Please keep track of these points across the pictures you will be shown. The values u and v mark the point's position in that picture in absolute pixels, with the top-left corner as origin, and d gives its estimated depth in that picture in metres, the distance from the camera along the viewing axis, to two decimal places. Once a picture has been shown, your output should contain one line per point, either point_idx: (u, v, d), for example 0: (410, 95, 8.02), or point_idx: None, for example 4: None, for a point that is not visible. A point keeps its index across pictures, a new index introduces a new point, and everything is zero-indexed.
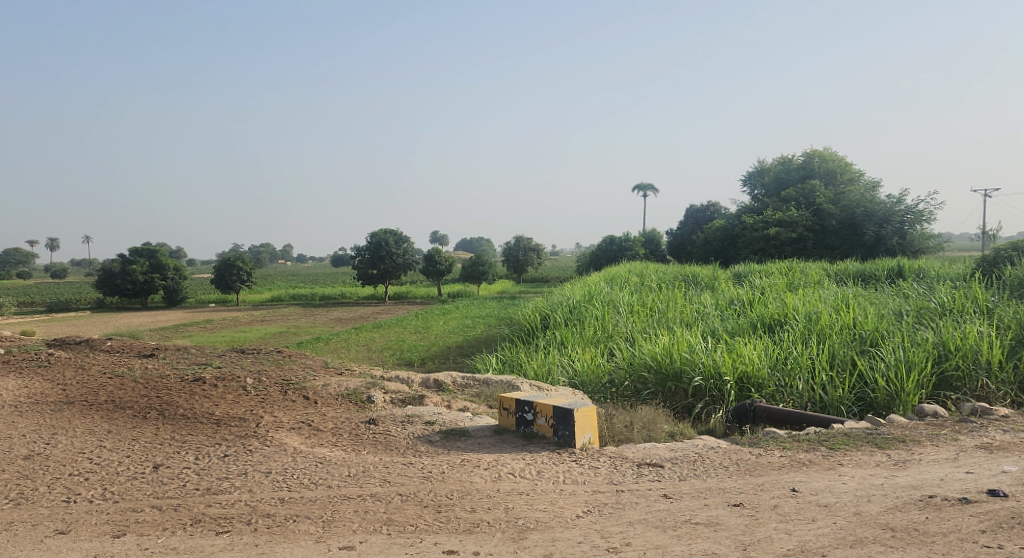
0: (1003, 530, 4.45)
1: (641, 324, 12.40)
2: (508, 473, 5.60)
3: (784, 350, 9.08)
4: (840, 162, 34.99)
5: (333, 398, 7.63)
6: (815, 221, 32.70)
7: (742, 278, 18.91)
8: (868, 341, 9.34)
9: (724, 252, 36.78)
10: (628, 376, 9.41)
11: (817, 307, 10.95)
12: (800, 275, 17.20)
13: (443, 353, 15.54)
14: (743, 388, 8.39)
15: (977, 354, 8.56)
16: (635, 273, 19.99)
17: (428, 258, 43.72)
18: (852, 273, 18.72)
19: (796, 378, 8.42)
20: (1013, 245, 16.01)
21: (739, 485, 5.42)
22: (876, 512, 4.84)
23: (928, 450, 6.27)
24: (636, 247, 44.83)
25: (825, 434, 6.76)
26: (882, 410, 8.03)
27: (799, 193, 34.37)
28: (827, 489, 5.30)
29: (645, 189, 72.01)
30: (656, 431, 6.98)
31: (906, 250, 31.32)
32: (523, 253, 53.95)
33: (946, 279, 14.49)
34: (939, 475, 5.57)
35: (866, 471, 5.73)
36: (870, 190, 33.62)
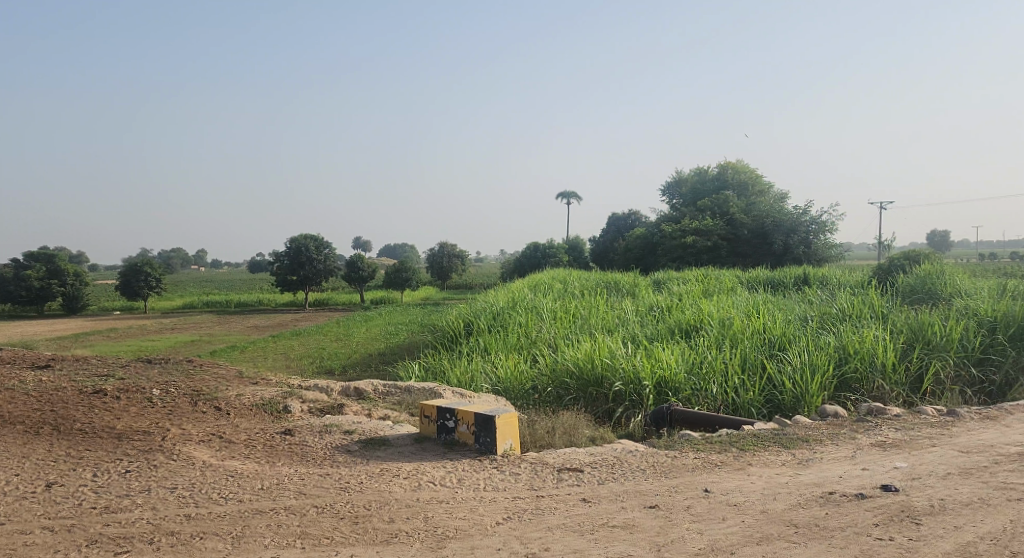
0: (894, 523, 4.73)
1: (564, 331, 12.55)
2: (428, 482, 5.56)
3: (700, 354, 9.37)
4: (751, 175, 36.51)
5: (247, 409, 7.38)
6: (728, 231, 33.98)
7: (660, 285, 19.43)
8: (776, 345, 9.75)
9: (644, 260, 37.73)
10: (549, 382, 9.51)
11: (729, 313, 11.36)
12: (715, 282, 17.84)
13: (365, 361, 15.28)
14: (660, 393, 8.62)
15: (873, 357, 9.08)
16: (558, 280, 20.25)
17: (350, 264, 43.03)
18: (763, 280, 19.53)
19: (710, 382, 8.69)
20: (905, 256, 17.08)
21: (655, 487, 5.56)
22: (781, 509, 5.06)
23: (829, 449, 6.60)
24: (560, 254, 45.51)
25: (737, 435, 7.02)
26: (789, 411, 8.39)
27: (713, 203, 35.58)
28: (736, 489, 5.50)
29: (570, 197, 72.68)
30: (577, 436, 7.08)
31: (811, 259, 32.92)
32: (448, 260, 53.68)
33: (846, 287, 15.31)
34: (839, 472, 5.87)
35: (773, 470, 5.98)
36: (779, 201, 35.19)
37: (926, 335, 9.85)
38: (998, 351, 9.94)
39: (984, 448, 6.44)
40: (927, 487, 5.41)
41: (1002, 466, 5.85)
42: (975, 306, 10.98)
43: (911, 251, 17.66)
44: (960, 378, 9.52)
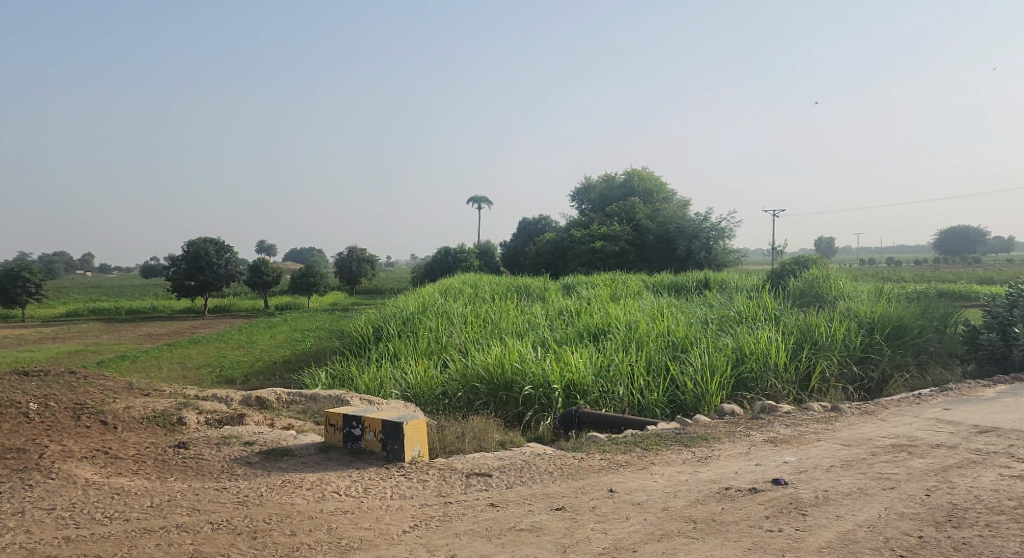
0: (784, 515, 4.97)
1: (475, 335, 12.54)
2: (332, 492, 5.42)
3: (607, 357, 9.58)
4: (656, 182, 37.69)
5: (137, 422, 6.99)
6: (634, 235, 35.02)
7: (569, 290, 19.77)
8: (679, 347, 10.10)
9: (554, 265, 38.25)
10: (460, 387, 9.47)
11: (635, 316, 11.68)
12: (622, 286, 18.32)
13: (269, 369, 14.78)
14: (569, 396, 8.75)
15: (767, 357, 9.56)
16: (468, 284, 20.23)
17: (254, 269, 41.56)
18: (667, 284, 20.21)
19: (616, 384, 8.89)
20: (795, 261, 18.10)
21: (561, 489, 5.64)
22: (682, 506, 5.23)
23: (726, 446, 6.89)
24: (471, 258, 45.57)
25: (641, 436, 7.21)
26: (690, 411, 8.69)
27: (620, 209, 36.45)
28: (640, 488, 5.65)
29: (480, 202, 72.97)
30: (486, 441, 7.09)
31: (711, 264, 34.31)
32: (357, 265, 52.72)
33: (743, 290, 16.07)
34: (735, 468, 6.13)
35: (675, 469, 6.18)
36: (682, 208, 36.52)
37: (813, 335, 10.47)
38: (875, 349, 10.72)
39: (863, 441, 6.89)
40: (814, 480, 5.72)
41: (878, 457, 6.28)
42: (856, 308, 11.79)
43: (801, 256, 18.73)
44: (844, 375, 10.17)
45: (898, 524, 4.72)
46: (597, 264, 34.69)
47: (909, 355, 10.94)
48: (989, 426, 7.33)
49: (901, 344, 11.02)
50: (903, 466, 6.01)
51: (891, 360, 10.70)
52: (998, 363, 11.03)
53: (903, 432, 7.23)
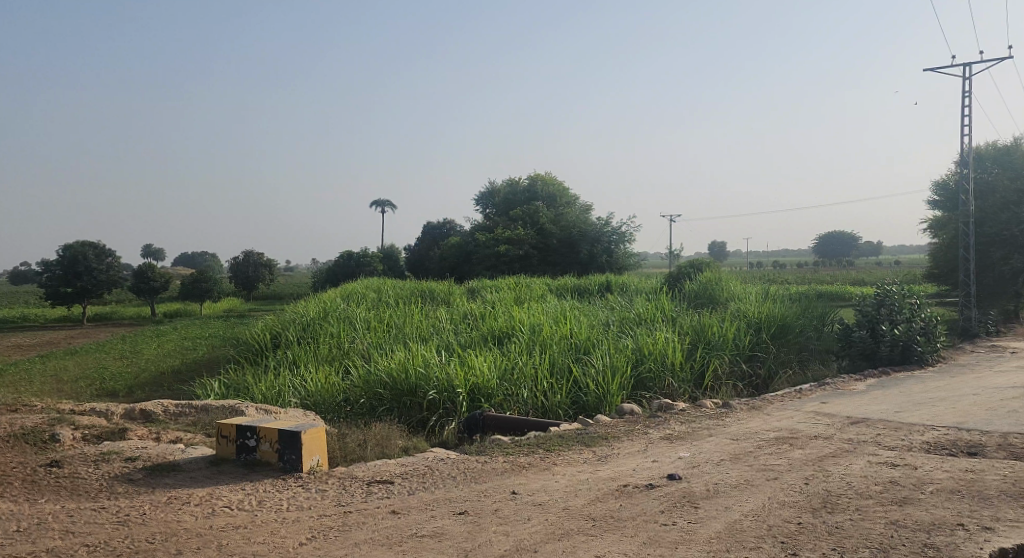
0: (677, 509, 5.14)
1: (378, 341, 12.30)
2: (223, 507, 5.18)
3: (511, 360, 9.61)
4: (559, 188, 38.42)
5: (4, 440, 6.44)
6: (538, 239, 35.49)
7: (474, 293, 19.79)
8: (581, 349, 10.28)
9: (459, 269, 38.20)
10: (362, 393, 9.25)
11: (539, 319, 11.80)
12: (526, 289, 18.52)
13: (157, 380, 13.98)
14: (474, 399, 8.72)
15: (664, 357, 9.89)
16: (371, 289, 19.89)
17: (139, 274, 39.28)
18: (570, 287, 20.60)
19: (521, 387, 8.94)
20: (691, 264, 18.84)
21: (464, 494, 5.60)
22: (582, 505, 5.31)
23: (624, 444, 7.06)
24: (374, 262, 44.82)
25: (544, 437, 7.28)
26: (592, 411, 8.85)
27: (525, 213, 36.81)
28: (541, 489, 5.70)
29: (382, 205, 71.96)
30: (389, 448, 6.95)
31: (612, 267, 35.29)
32: (254, 270, 50.78)
33: (642, 293, 16.57)
34: (633, 466, 6.29)
35: (576, 468, 6.27)
36: (584, 212, 37.33)
37: (707, 335, 10.92)
38: (763, 348, 11.30)
39: (750, 435, 7.23)
40: (706, 474, 5.95)
41: (764, 450, 6.60)
42: (745, 308, 12.40)
43: (695, 259, 19.54)
44: (734, 373, 10.66)
45: (780, 512, 4.97)
46: (502, 268, 34.89)
47: (791, 353, 11.62)
48: (861, 417, 7.87)
49: (786, 343, 11.68)
50: (786, 457, 6.35)
51: (776, 358, 11.32)
52: (869, 358, 11.91)
53: (786, 425, 7.65)
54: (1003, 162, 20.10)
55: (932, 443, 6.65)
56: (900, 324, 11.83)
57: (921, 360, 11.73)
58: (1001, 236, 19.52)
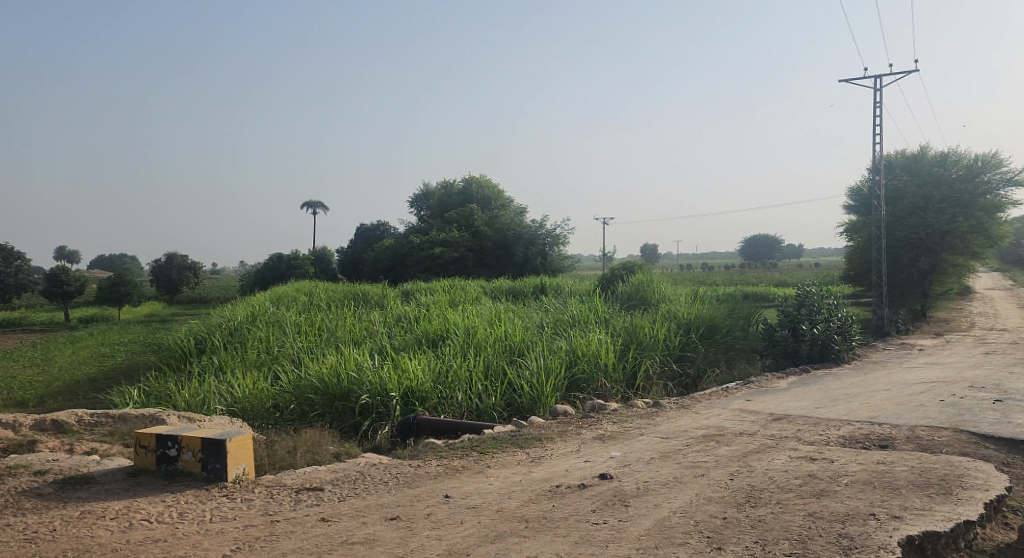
0: (608, 507, 5.21)
1: (309, 345, 12.03)
2: (142, 520, 4.96)
3: (445, 363, 9.55)
4: (494, 190, 38.48)
5: None
6: (474, 241, 35.42)
7: (408, 296, 19.61)
8: (516, 350, 10.30)
9: (393, 272, 37.79)
10: (292, 399, 9.03)
11: (474, 322, 11.78)
12: (461, 292, 18.47)
13: (71, 389, 13.29)
14: (407, 403, 8.63)
15: (598, 358, 10.02)
16: (302, 292, 19.47)
17: (52, 277, 37.49)
18: (505, 290, 20.67)
19: (455, 389, 8.89)
20: (623, 267, 19.17)
21: (396, 499, 5.53)
22: (515, 506, 5.31)
23: (557, 445, 7.11)
24: (306, 265, 44.01)
25: (478, 440, 7.26)
26: (527, 412, 8.88)
27: (459, 216, 36.69)
28: (475, 492, 5.68)
29: (313, 206, 70.55)
30: (320, 454, 6.80)
31: (547, 269, 35.66)
32: (177, 272, 49.04)
33: (576, 295, 16.75)
34: (566, 466, 6.34)
35: (509, 470, 6.27)
36: (518, 215, 37.48)
37: (639, 336, 11.12)
38: (692, 348, 11.60)
39: (679, 433, 7.39)
40: (637, 472, 6.05)
41: (692, 447, 6.76)
42: (675, 310, 12.69)
43: (627, 262, 19.90)
44: (665, 372, 10.89)
45: (707, 508, 5.10)
46: (437, 270, 34.70)
47: (719, 352, 11.96)
48: (783, 414, 8.16)
49: (714, 343, 12.01)
50: (712, 454, 6.51)
51: (705, 357, 11.63)
52: (790, 357, 12.39)
53: (713, 422, 7.86)
54: (912, 169, 21.20)
55: (848, 437, 6.95)
56: (819, 323, 12.34)
57: (838, 357, 12.27)
58: (910, 239, 20.58)
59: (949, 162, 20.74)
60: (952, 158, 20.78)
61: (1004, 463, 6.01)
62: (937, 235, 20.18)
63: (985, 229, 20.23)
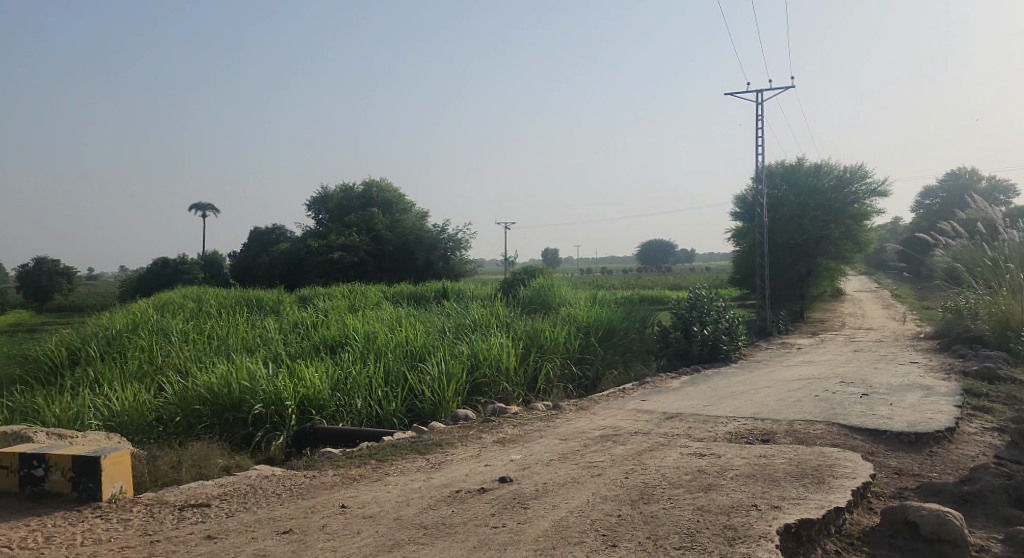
0: (506, 511, 5.24)
1: (197, 353, 11.46)
2: (2, 547, 4.58)
3: (345, 369, 9.33)
4: (394, 194, 37.97)
5: None
6: (373, 246, 34.98)
7: (306, 301, 19.07)
8: (417, 356, 10.19)
9: (290, 277, 36.69)
10: (178, 411, 8.56)
11: (373, 327, 11.58)
12: (361, 296, 18.15)
13: None
14: (304, 412, 8.37)
15: (499, 362, 10.08)
16: (190, 298, 18.54)
17: None
18: (406, 294, 20.48)
19: (355, 397, 8.71)
20: (524, 272, 19.40)
21: (290, 511, 5.36)
22: (413, 514, 5.26)
23: (457, 450, 7.11)
24: (196, 270, 42.29)
25: (377, 447, 7.14)
26: (428, 418, 8.82)
27: (359, 219, 36.06)
28: (372, 500, 5.58)
29: (202, 208, 67.46)
30: (208, 468, 6.49)
31: (449, 273, 35.71)
32: (47, 279, 45.92)
33: (478, 299, 16.82)
34: (466, 471, 6.35)
35: (408, 477, 6.21)
36: (419, 219, 37.25)
37: (539, 339, 11.26)
38: (591, 350, 11.87)
39: (577, 434, 7.54)
40: (535, 474, 6.12)
41: (589, 448, 6.92)
42: (575, 313, 12.93)
43: (528, 266, 20.19)
44: (565, 375, 11.09)
45: (602, 507, 5.22)
46: (335, 275, 34.04)
47: (617, 354, 12.31)
48: (675, 412, 8.48)
49: (611, 345, 12.34)
50: (608, 454, 6.68)
51: (603, 359, 11.94)
52: (682, 357, 12.94)
53: (610, 422, 8.08)
54: (790, 179, 22.55)
55: (733, 433, 7.31)
56: (708, 325, 12.93)
57: (726, 357, 12.90)
58: (789, 244, 21.94)
59: (822, 173, 22.14)
60: (825, 168, 22.18)
61: (870, 453, 6.49)
62: (813, 240, 21.71)
63: (854, 235, 21.82)
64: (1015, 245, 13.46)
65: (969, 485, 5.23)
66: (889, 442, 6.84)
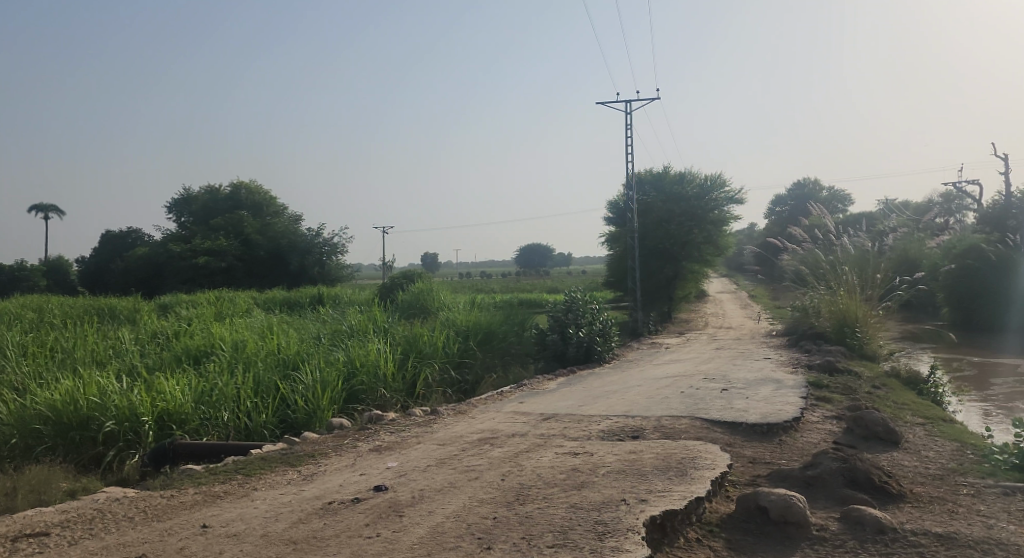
0: (381, 520, 5.15)
1: (37, 369, 10.45)
2: None
3: (210, 380, 8.82)
4: (266, 196, 36.47)
5: None
6: (242, 250, 33.44)
7: (167, 309, 17.90)
8: (290, 364, 9.81)
9: (149, 283, 34.42)
10: (14, 432, 7.77)
11: (242, 335, 11.04)
12: (229, 304, 17.28)
13: None
14: (163, 427, 7.84)
15: (376, 369, 9.89)
16: (31, 308, 16.90)
17: None
18: (279, 301, 19.71)
19: (221, 409, 8.24)
20: (403, 276, 19.22)
21: (144, 535, 5.01)
22: (281, 529, 5.06)
23: (331, 460, 6.91)
24: (36, 278, 38.84)
25: (244, 461, 6.81)
26: (301, 428, 8.53)
27: (226, 223, 34.33)
28: (237, 518, 5.32)
29: (45, 210, 61.87)
30: (50, 494, 5.96)
31: (325, 278, 34.76)
32: None
33: (355, 304, 16.47)
34: (339, 481, 6.18)
35: (278, 491, 5.96)
36: (292, 223, 35.96)
37: (418, 344, 11.14)
38: (470, 354, 11.91)
39: (455, 439, 7.53)
40: (411, 481, 6.06)
41: (466, 452, 6.93)
42: (454, 317, 12.91)
43: (407, 270, 19.98)
44: (444, 379, 11.07)
45: (477, 510, 5.24)
46: (200, 281, 32.32)
47: (495, 357, 12.42)
48: (551, 413, 8.66)
49: (490, 349, 12.43)
50: (485, 457, 6.72)
51: (482, 363, 12.01)
52: (559, 359, 13.25)
53: (488, 425, 8.14)
54: (658, 187, 23.64)
55: (605, 431, 7.56)
56: (583, 327, 13.34)
57: (600, 358, 13.35)
58: (658, 249, 23.01)
59: (685, 180, 23.46)
60: (688, 176, 23.54)
61: (728, 444, 6.91)
62: (679, 245, 22.91)
63: (715, 240, 23.22)
64: (848, 249, 14.84)
65: (811, 470, 5.67)
66: (747, 433, 7.30)
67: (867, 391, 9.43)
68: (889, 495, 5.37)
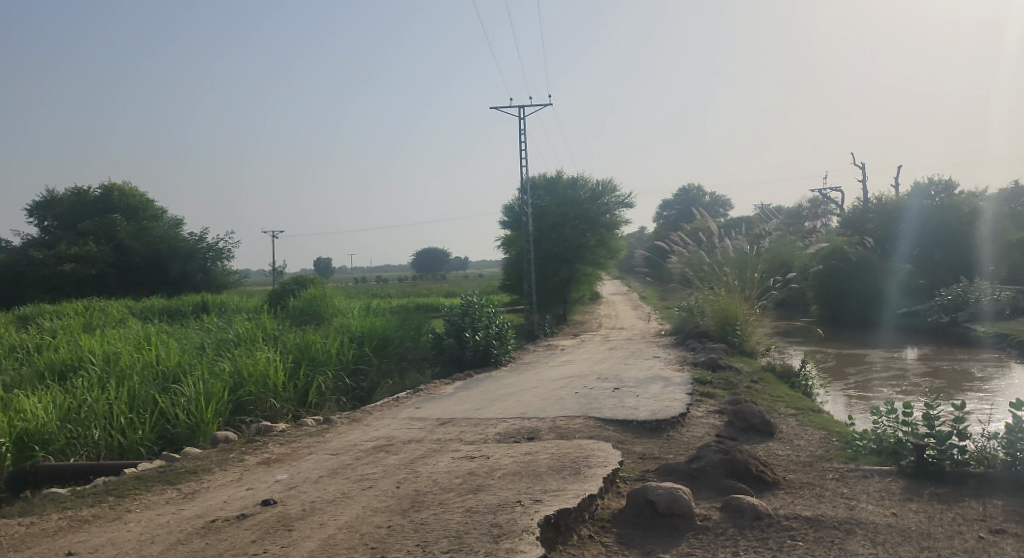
0: (268, 535, 4.94)
1: None
2: None
3: (79, 395, 8.18)
4: (140, 199, 33.85)
5: None
6: (115, 257, 31.38)
7: (27, 321, 16.48)
8: (170, 377, 9.25)
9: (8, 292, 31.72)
10: None
11: (115, 348, 10.31)
12: (100, 314, 16.11)
13: None
14: (23, 449, 7.21)
15: (265, 378, 9.49)
16: None
17: None
18: (158, 310, 18.62)
19: (91, 426, 7.65)
20: (295, 282, 18.64)
21: None
22: (158, 552, 4.76)
23: (215, 476, 6.57)
24: None
25: (116, 482, 6.36)
26: (183, 443, 8.06)
27: (97, 227, 32.02)
28: (108, 542, 4.96)
29: None
30: None
31: (209, 285, 33.41)
32: None
33: (242, 312, 15.79)
34: (223, 498, 5.88)
35: (155, 512, 5.61)
36: (172, 227, 34.12)
37: (310, 352, 10.78)
38: (365, 361, 11.66)
39: (348, 447, 7.35)
40: (302, 493, 5.85)
41: (360, 461, 6.77)
42: (347, 324, 12.61)
43: (298, 276, 19.34)
44: (337, 387, 10.77)
45: (371, 519, 5.13)
46: (67, 290, 30.17)
47: (391, 363, 12.21)
48: (447, 417, 8.60)
49: (385, 355, 12.21)
50: (379, 465, 6.58)
51: (377, 369, 11.78)
52: (456, 364, 13.21)
53: (383, 433, 7.99)
54: (552, 192, 24.03)
55: (502, 434, 7.58)
56: (480, 330, 13.34)
57: (497, 361, 13.40)
58: (552, 252, 23.43)
59: (578, 184, 23.95)
60: (581, 181, 24.04)
61: (620, 442, 7.10)
62: (573, 248, 23.40)
63: (607, 243, 23.83)
64: (729, 251, 15.60)
65: (696, 463, 5.90)
66: (637, 431, 7.52)
67: (746, 386, 9.96)
68: (765, 483, 5.68)
